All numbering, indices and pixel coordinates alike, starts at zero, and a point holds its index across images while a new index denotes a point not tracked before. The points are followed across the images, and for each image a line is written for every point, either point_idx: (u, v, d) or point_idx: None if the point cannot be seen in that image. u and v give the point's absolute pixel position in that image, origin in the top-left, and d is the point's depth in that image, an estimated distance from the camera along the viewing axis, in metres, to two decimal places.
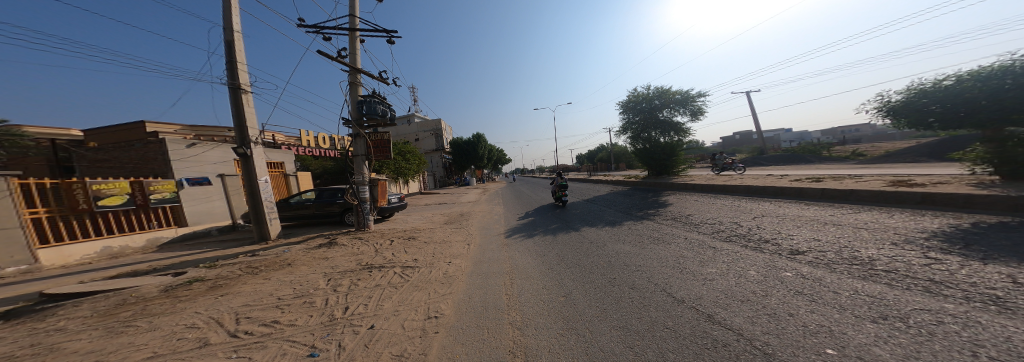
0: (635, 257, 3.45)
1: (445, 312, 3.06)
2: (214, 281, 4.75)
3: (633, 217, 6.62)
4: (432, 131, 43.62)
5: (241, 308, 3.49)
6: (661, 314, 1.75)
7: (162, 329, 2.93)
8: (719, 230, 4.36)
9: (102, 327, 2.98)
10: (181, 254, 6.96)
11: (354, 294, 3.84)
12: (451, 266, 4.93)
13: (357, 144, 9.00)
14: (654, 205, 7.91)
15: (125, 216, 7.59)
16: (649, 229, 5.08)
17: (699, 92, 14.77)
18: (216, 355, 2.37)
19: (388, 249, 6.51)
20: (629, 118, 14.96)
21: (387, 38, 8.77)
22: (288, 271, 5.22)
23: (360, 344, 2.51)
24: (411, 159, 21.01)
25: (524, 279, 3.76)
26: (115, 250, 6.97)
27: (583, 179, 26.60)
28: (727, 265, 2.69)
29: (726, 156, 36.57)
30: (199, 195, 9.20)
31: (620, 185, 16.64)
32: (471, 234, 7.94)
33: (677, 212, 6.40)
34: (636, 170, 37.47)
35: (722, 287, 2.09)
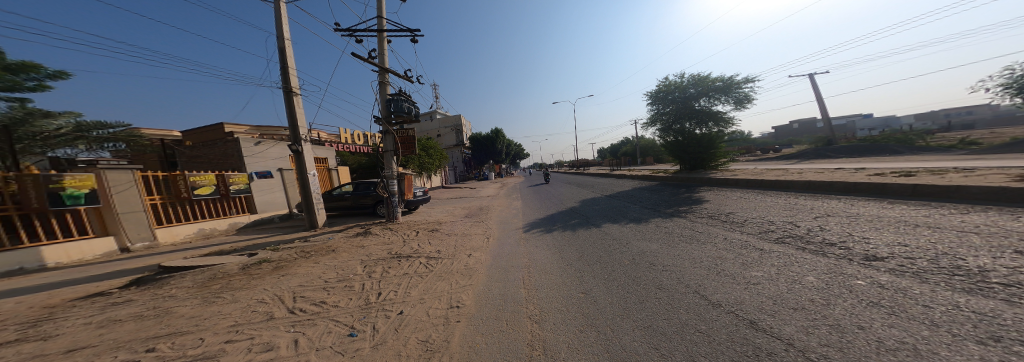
0: (663, 256, 3.31)
1: (466, 303, 3.12)
2: (278, 260, 5.32)
3: (662, 214, 6.36)
4: (452, 127, 44.14)
5: (298, 288, 3.85)
6: (693, 317, 1.67)
7: (241, 301, 3.38)
8: (769, 231, 4.02)
9: (200, 296, 3.57)
10: (250, 238, 7.80)
11: (386, 281, 4.04)
12: (471, 259, 5.01)
13: (386, 141, 9.39)
14: (688, 202, 7.50)
15: (213, 203, 8.72)
16: (679, 227, 4.87)
17: (743, 78, 13.67)
18: (279, 328, 2.69)
19: (414, 240, 6.77)
20: (661, 110, 14.19)
21: (410, 37, 9.02)
22: (333, 256, 5.62)
23: (392, 328, 2.64)
24: (433, 154, 21.53)
25: (544, 273, 3.75)
26: (207, 231, 8.13)
27: (610, 174, 25.73)
28: (770, 268, 2.50)
29: (783, 149, 32.95)
30: (265, 187, 10.27)
31: (649, 180, 15.95)
32: (491, 228, 8.02)
33: (715, 210, 6.07)
34: (667, 166, 35.49)
35: (771, 293, 1.92)
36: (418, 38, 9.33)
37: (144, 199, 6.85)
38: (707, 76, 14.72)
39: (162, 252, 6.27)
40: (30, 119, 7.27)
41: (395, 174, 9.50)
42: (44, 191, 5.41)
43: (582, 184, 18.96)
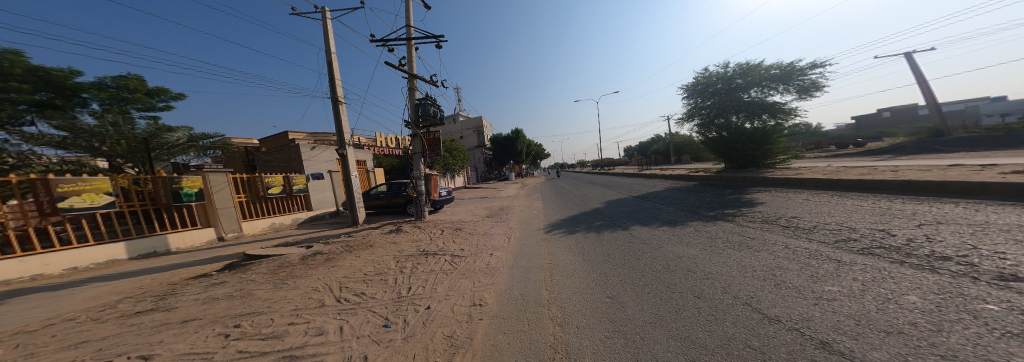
0: (703, 263, 3.09)
1: (489, 302, 3.12)
2: (329, 253, 5.83)
3: (702, 217, 5.95)
4: (473, 129, 44.93)
5: (343, 279, 4.18)
6: (743, 331, 1.52)
7: (301, 288, 3.87)
8: (846, 239, 3.46)
9: (272, 282, 4.20)
10: (295, 235, 8.47)
11: (415, 277, 4.19)
12: (493, 258, 5.04)
13: (414, 143, 9.77)
14: (734, 204, 6.89)
15: (282, 200, 10.24)
16: (723, 232, 4.49)
17: (806, 64, 12.26)
18: (328, 315, 2.99)
19: (440, 238, 7.00)
20: (703, 103, 13.26)
21: (437, 43, 9.30)
22: (372, 250, 6.02)
23: (420, 322, 2.73)
24: (457, 156, 22.10)
25: (568, 275, 3.67)
26: (277, 225, 9.71)
27: (644, 173, 24.43)
28: (841, 282, 2.19)
29: (860, 143, 28.36)
30: (317, 187, 11.62)
31: (685, 180, 14.96)
32: (513, 228, 8.04)
33: (763, 214, 5.57)
34: (708, 164, 32.69)
35: (851, 311, 1.64)
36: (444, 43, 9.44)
37: (234, 197, 8.48)
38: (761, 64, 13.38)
39: (221, 247, 7.13)
40: (160, 133, 9.41)
41: (423, 175, 9.84)
42: (170, 190, 7.15)
43: (609, 184, 18.30)
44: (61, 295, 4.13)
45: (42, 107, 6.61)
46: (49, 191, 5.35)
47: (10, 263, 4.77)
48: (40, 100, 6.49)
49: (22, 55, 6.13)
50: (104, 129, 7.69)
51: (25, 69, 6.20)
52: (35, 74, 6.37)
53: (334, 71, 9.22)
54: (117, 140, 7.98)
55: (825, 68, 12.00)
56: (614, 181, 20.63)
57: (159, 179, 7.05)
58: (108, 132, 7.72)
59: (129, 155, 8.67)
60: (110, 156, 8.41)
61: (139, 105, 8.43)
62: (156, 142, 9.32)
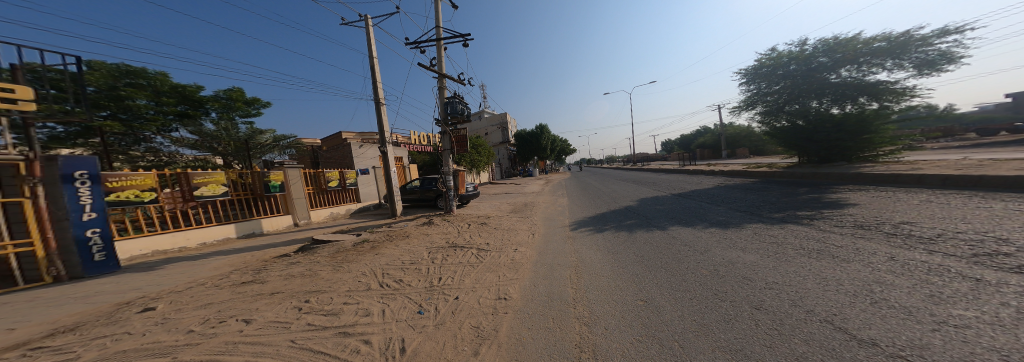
0: (762, 271, 2.76)
1: (514, 296, 3.15)
2: (375, 241, 6.38)
3: (757, 219, 5.30)
4: (499, 125, 45.25)
5: (386, 266, 4.50)
6: (818, 351, 1.33)
7: (353, 272, 4.26)
8: (965, 254, 2.82)
9: (331, 264, 4.69)
10: (345, 224, 9.32)
11: (444, 268, 4.35)
12: (518, 253, 5.06)
13: (443, 140, 10.10)
14: (799, 206, 6.04)
15: (339, 193, 11.35)
16: (789, 238, 3.96)
17: (931, 32, 10.04)
18: (373, 298, 3.24)
19: (467, 232, 7.20)
20: (769, 88, 11.97)
21: (463, 42, 9.56)
22: (407, 240, 6.41)
23: (450, 311, 2.82)
24: (482, 152, 22.43)
25: (595, 274, 3.55)
26: (337, 214, 10.82)
27: (686, 170, 22.51)
28: (948, 303, 1.82)
29: (987, 132, 22.58)
30: (365, 181, 12.60)
31: (742, 177, 13.47)
32: (537, 224, 8.00)
33: (830, 219, 4.88)
34: (766, 159, 28.91)
35: (986, 340, 1.33)
36: (470, 42, 9.86)
37: (303, 190, 9.60)
38: (859, 35, 11.26)
39: (286, 233, 8.07)
40: (256, 135, 12.14)
41: (451, 171, 10.12)
42: (263, 182, 8.45)
43: (641, 181, 17.34)
44: (181, 267, 5.07)
45: (181, 116, 9.39)
46: (188, 182, 6.93)
47: (166, 236, 6.26)
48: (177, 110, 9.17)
49: (166, 78, 8.86)
50: (219, 133, 10.55)
51: (168, 88, 8.92)
52: (174, 91, 9.11)
53: (375, 73, 9.89)
54: (228, 141, 10.86)
55: (959, 35, 9.77)
56: (648, 177, 19.42)
57: (257, 173, 8.41)
58: (221, 134, 10.47)
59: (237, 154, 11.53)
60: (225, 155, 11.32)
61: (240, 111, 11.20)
62: (254, 143, 12.16)
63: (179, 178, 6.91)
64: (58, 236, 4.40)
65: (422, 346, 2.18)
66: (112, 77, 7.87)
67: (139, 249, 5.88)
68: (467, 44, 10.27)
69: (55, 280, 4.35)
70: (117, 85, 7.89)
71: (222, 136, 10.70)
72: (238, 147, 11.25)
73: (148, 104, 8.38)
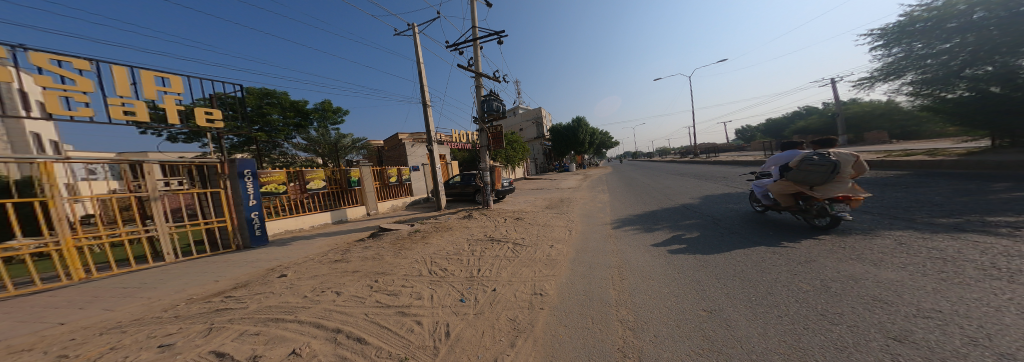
0: (884, 290, 2.18)
1: (549, 292, 3.08)
2: (425, 230, 6.96)
3: (863, 223, 4.28)
4: (534, 120, 44.49)
5: (435, 254, 4.86)
6: None
7: (410, 257, 4.69)
8: None
9: (392, 250, 5.28)
10: (402, 215, 10.45)
11: (483, 260, 4.49)
12: (553, 250, 4.99)
13: (481, 137, 10.49)
14: (929, 209, 4.69)
15: (401, 187, 12.78)
16: (916, 247, 3.10)
17: None
18: (422, 282, 3.51)
19: (504, 226, 7.38)
20: (929, 48, 8.18)
21: (496, 38, 9.97)
22: (450, 232, 6.83)
23: (488, 301, 2.90)
24: (518, 147, 22.32)
25: (641, 277, 3.26)
26: (399, 205, 12.35)
27: (754, 162, 19.27)
28: None
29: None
30: (418, 177, 13.74)
31: (847, 170, 10.85)
32: (574, 221, 7.80)
33: (976, 222, 3.73)
34: (873, 145, 22.94)
35: None
36: (504, 37, 10.36)
37: (373, 185, 11.23)
38: None
39: (353, 225, 9.21)
40: (342, 139, 14.77)
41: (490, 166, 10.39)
42: (346, 177, 10.37)
43: (696, 177, 15.30)
44: (287, 252, 6.37)
45: (298, 126, 13.90)
46: (303, 178, 9.29)
47: (291, 219, 8.60)
48: (295, 122, 13.74)
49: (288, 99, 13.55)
50: (318, 137, 14.09)
51: (289, 104, 13.53)
52: (293, 107, 13.69)
53: (421, 78, 10.63)
54: (323, 144, 14.18)
55: None
56: (705, 172, 17.05)
57: (342, 170, 10.39)
58: (319, 139, 13.93)
59: (331, 155, 14.65)
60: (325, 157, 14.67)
61: (332, 119, 14.93)
62: (341, 145, 14.74)
63: (298, 174, 9.23)
64: (238, 217, 6.84)
65: (463, 332, 2.31)
66: (260, 99, 12.92)
67: (278, 227, 8.31)
68: (501, 42, 10.72)
69: (238, 247, 6.84)
70: (262, 104, 12.83)
71: (320, 140, 14.15)
72: (327, 148, 14.35)
73: (278, 118, 13.34)
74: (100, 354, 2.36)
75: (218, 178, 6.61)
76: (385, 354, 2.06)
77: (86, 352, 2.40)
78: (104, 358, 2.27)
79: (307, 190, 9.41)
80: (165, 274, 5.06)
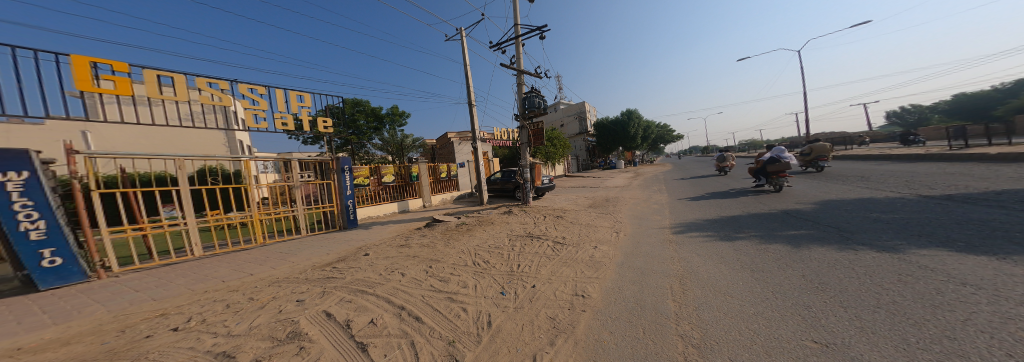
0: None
1: (593, 295, 2.99)
2: (470, 223, 7.34)
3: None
4: (575, 116, 43.21)
5: (480, 245, 5.21)
6: None
7: (460, 247, 5.10)
8: None
9: (444, 239, 5.81)
10: (452, 210, 11.48)
11: (524, 255, 4.62)
12: (598, 250, 4.82)
13: (523, 134, 13.52)
14: None
15: (451, 182, 13.89)
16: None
17: None
18: (468, 271, 3.82)
19: (544, 224, 7.47)
20: None
21: (539, 32, 9.90)
22: (491, 226, 7.19)
23: (527, 297, 3.00)
24: (559, 144, 20.87)
25: (705, 290, 2.87)
26: (449, 198, 13.49)
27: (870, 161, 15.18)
28: None
29: None
30: (466, 173, 14.64)
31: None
32: (619, 222, 7.42)
33: None
34: None
35: None
36: (546, 31, 10.21)
37: (429, 179, 12.54)
38: None
39: (411, 216, 10.26)
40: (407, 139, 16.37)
41: (531, 166, 11.88)
42: (408, 172, 11.74)
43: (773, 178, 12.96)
44: (364, 236, 7.49)
45: (375, 129, 16.16)
46: (379, 172, 10.76)
47: (370, 208, 10.11)
48: (373, 125, 16.05)
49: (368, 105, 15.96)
50: (389, 138, 16.02)
51: (370, 110, 15.97)
52: (371, 112, 16.02)
53: (467, 78, 11.37)
54: (391, 144, 15.99)
55: None
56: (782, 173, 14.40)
57: (405, 166, 11.76)
58: (389, 139, 15.84)
59: (398, 153, 16.33)
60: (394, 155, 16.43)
61: (400, 122, 16.75)
62: (406, 144, 16.39)
63: (375, 169, 10.73)
64: (341, 203, 8.70)
65: (504, 324, 2.43)
66: (351, 107, 15.63)
67: (363, 214, 9.88)
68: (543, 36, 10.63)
69: (341, 226, 8.76)
70: (352, 111, 15.57)
71: (390, 140, 16.04)
72: (394, 147, 16.06)
73: (364, 122, 15.80)
74: (268, 300, 3.20)
75: (331, 172, 8.64)
76: (436, 335, 2.27)
77: (261, 298, 3.30)
78: (270, 303, 3.07)
79: (382, 183, 10.92)
80: (284, 249, 6.48)
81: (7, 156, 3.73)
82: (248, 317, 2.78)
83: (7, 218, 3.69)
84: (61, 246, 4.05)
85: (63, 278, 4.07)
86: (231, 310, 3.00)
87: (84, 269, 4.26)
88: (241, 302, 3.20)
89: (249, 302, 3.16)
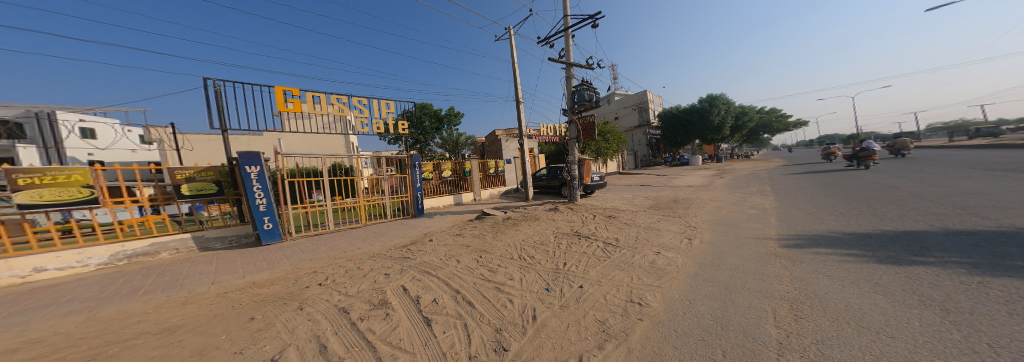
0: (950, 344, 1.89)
1: (653, 304, 3.12)
2: (516, 218, 8.88)
3: None
4: (633, 106, 38.77)
5: (521, 242, 6.25)
6: None
7: (505, 243, 6.26)
8: None
9: (491, 234, 7.14)
10: (500, 203, 12.32)
11: (568, 254, 5.30)
12: (659, 257, 4.90)
13: (571, 129, 13.25)
14: None
15: (498, 177, 14.45)
16: None
17: None
18: (511, 266, 4.78)
19: (593, 223, 7.94)
20: None
21: (593, 20, 9.95)
22: (535, 223, 8.14)
23: (573, 297, 3.48)
24: (611, 139, 19.41)
25: (815, 318, 2.51)
26: (497, 193, 14.20)
27: None
28: None
29: None
30: (512, 169, 15.12)
31: None
32: (688, 227, 6.98)
33: None
34: None
35: None
36: (601, 18, 10.30)
37: (479, 174, 13.42)
38: None
39: (467, 207, 11.57)
40: (462, 137, 17.73)
41: (576, 161, 12.12)
42: (462, 168, 12.80)
43: (944, 183, 9.48)
44: (432, 224, 9.22)
45: (436, 128, 17.86)
46: (440, 168, 12.03)
47: (431, 200, 11.58)
48: (434, 124, 17.75)
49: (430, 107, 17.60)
50: (448, 136, 17.58)
51: (432, 112, 17.65)
52: (431, 114, 17.65)
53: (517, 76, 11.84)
54: (449, 142, 17.53)
55: None
56: (960, 177, 10.41)
57: (460, 162, 12.81)
58: (448, 137, 17.40)
59: (455, 150, 17.80)
60: (452, 152, 17.95)
61: (456, 121, 18.18)
62: (461, 142, 17.84)
63: (436, 165, 12.03)
64: (413, 194, 10.50)
65: (550, 319, 2.92)
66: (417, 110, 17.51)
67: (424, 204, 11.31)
68: (598, 24, 11.17)
69: (413, 214, 10.63)
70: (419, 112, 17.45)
71: (448, 138, 17.58)
72: (451, 145, 17.58)
73: (427, 123, 17.59)
74: (369, 270, 5.04)
75: (406, 167, 10.44)
76: (490, 321, 2.95)
77: (364, 267, 5.22)
78: (371, 273, 4.83)
79: (442, 177, 12.24)
80: (377, 229, 8.88)
81: (251, 160, 6.83)
82: (359, 281, 4.48)
83: (253, 196, 6.94)
84: (271, 216, 7.24)
85: (271, 237, 7.28)
86: (349, 275, 4.85)
87: (281, 232, 7.45)
88: (353, 269, 5.18)
89: (358, 270, 5.09)
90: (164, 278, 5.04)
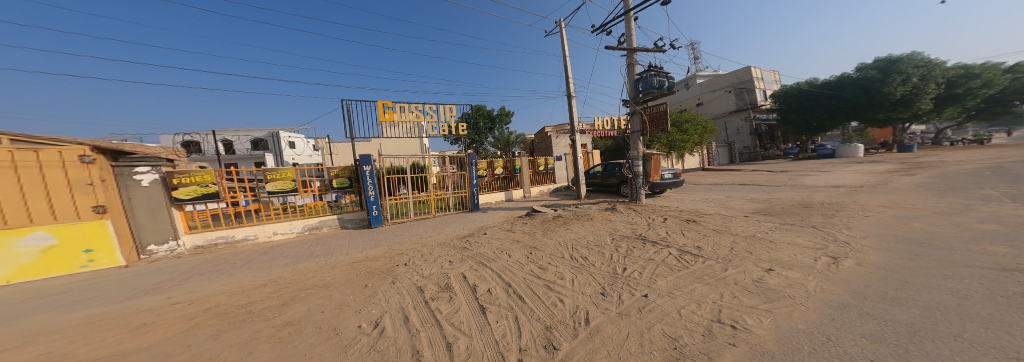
0: None
1: (759, 330, 2.32)
2: (568, 217, 8.52)
3: None
4: (731, 87, 31.10)
5: (573, 243, 5.95)
6: None
7: (557, 242, 6.06)
8: None
9: (541, 232, 7.06)
10: (553, 201, 12.04)
11: (631, 259, 4.73)
12: (771, 274, 3.70)
13: (635, 121, 11.67)
14: None
15: (547, 174, 14.19)
16: None
17: None
18: (566, 265, 4.58)
19: (662, 227, 6.85)
20: None
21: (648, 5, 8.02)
22: (589, 223, 7.62)
23: (636, 305, 3.04)
24: (692, 129, 16.22)
25: None
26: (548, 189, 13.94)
27: None
28: None
29: None
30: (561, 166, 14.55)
31: None
32: (803, 240, 5.21)
33: None
34: None
35: None
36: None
37: (528, 171, 13.51)
38: None
39: (521, 203, 11.77)
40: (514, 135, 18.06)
41: (640, 155, 10.79)
42: (512, 166, 13.11)
43: None
44: (489, 218, 9.79)
45: (490, 127, 18.75)
46: (491, 165, 12.61)
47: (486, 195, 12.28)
48: (488, 124, 18.71)
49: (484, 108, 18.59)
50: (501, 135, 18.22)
51: (486, 112, 18.60)
52: (485, 115, 18.62)
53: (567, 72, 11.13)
54: (501, 140, 18.15)
55: None
56: None
57: (511, 159, 13.11)
58: (501, 136, 18.02)
59: (507, 148, 18.29)
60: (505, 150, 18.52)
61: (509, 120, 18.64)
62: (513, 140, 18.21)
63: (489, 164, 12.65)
64: (471, 190, 11.41)
65: (605, 325, 2.62)
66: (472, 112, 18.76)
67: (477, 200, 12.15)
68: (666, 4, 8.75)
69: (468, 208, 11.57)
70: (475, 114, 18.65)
71: (501, 137, 18.21)
72: (506, 143, 18.12)
73: (482, 123, 18.64)
74: (436, 256, 5.73)
75: (463, 166, 11.45)
76: (539, 317, 2.90)
77: (433, 253, 5.96)
78: (438, 259, 5.48)
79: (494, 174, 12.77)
80: (445, 220, 10.05)
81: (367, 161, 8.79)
82: (429, 265, 5.13)
83: (368, 188, 8.93)
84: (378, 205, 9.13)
85: (377, 221, 9.14)
86: (423, 258, 5.61)
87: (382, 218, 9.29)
88: (425, 253, 5.99)
89: (429, 254, 5.85)
90: (314, 246, 7.04)
